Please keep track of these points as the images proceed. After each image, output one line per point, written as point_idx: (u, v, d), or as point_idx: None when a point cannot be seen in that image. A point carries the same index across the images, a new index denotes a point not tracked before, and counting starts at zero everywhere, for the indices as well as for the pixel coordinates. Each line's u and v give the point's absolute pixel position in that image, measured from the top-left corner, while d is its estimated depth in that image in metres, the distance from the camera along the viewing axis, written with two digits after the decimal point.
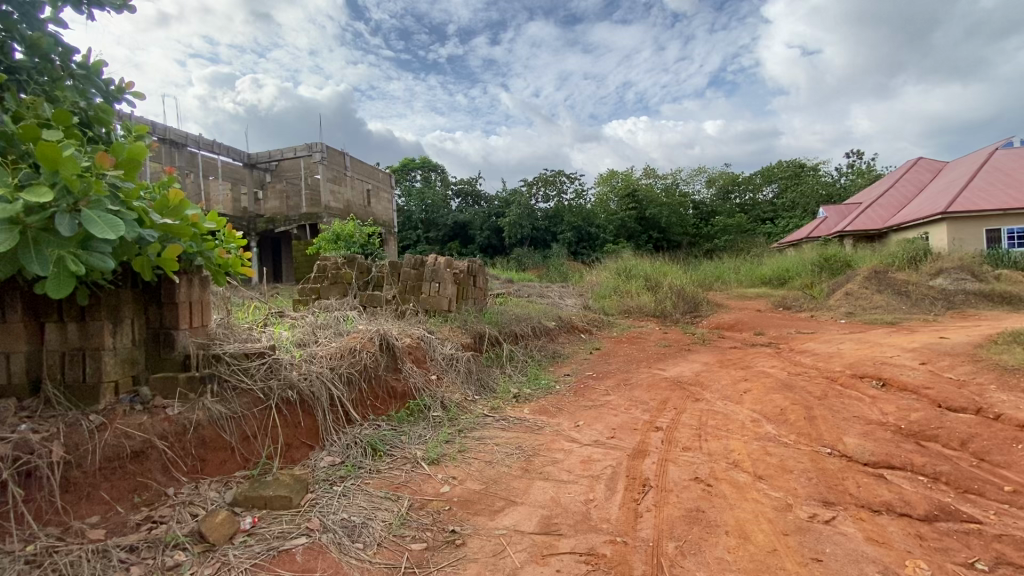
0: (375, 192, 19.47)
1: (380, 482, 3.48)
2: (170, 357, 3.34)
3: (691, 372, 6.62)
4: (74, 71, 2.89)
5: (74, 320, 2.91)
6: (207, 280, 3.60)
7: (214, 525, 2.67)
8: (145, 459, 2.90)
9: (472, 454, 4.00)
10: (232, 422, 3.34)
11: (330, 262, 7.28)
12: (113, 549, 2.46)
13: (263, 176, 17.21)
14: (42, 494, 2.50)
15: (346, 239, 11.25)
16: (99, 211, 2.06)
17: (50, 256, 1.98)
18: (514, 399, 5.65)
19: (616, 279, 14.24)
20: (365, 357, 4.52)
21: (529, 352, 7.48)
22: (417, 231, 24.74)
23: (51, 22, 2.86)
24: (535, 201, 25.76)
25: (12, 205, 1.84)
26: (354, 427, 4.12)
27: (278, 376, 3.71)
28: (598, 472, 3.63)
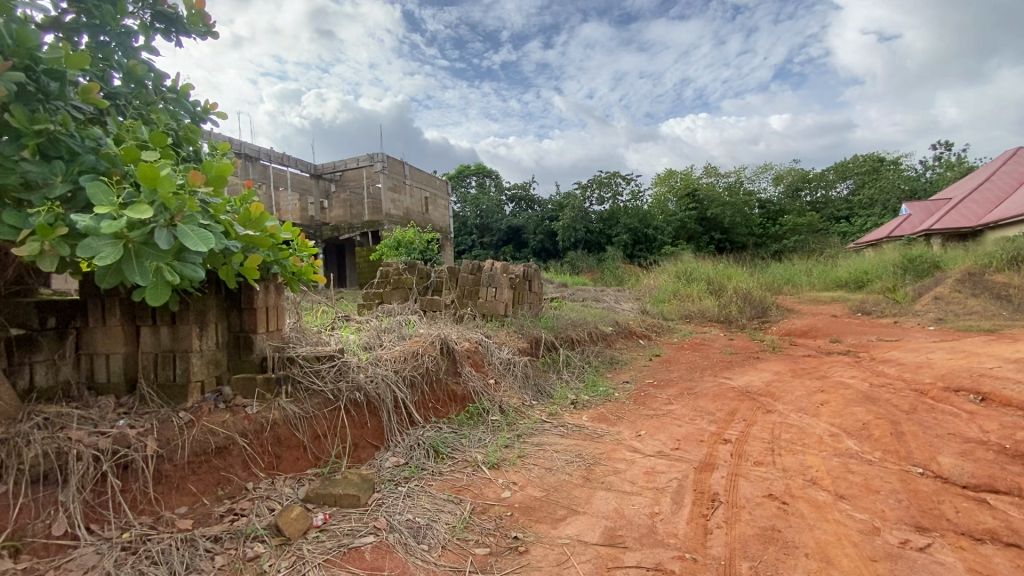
0: (432, 199, 19.97)
1: (442, 485, 3.54)
2: (249, 360, 3.56)
3: (760, 381, 6.29)
4: (166, 95, 3.16)
5: (165, 324, 3.19)
6: (282, 287, 3.81)
7: (289, 520, 2.81)
8: (227, 454, 3.10)
9: (531, 461, 3.99)
10: (305, 422, 3.52)
11: (392, 268, 7.54)
12: (199, 539, 2.65)
13: (328, 186, 18.43)
14: (137, 485, 2.73)
15: (406, 245, 11.62)
16: (191, 225, 2.22)
17: (150, 268, 2.16)
18: (572, 406, 5.59)
19: (676, 283, 13.80)
20: (427, 361, 4.63)
21: (587, 357, 7.38)
22: (473, 236, 25.09)
23: (146, 51, 3.16)
24: (590, 204, 25.48)
25: (118, 222, 2.03)
26: (416, 429, 4.22)
27: (346, 378, 3.88)
28: (664, 484, 3.52)
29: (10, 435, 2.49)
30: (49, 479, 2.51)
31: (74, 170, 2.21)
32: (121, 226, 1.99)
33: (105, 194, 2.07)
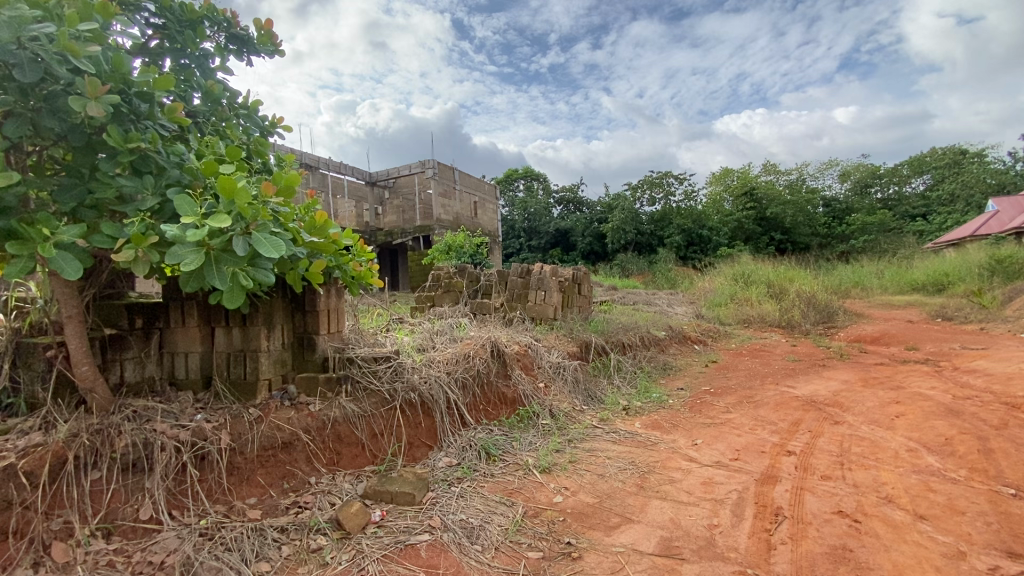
0: (481, 203, 20.24)
1: (494, 487, 3.58)
2: (312, 359, 3.73)
3: (827, 390, 5.94)
4: (239, 111, 3.38)
5: (236, 325, 3.40)
6: (341, 290, 3.97)
7: (349, 515, 2.92)
8: (292, 449, 3.27)
9: (583, 466, 3.95)
10: (363, 420, 3.65)
11: (443, 272, 7.70)
12: (268, 528, 2.81)
13: (382, 194, 19.15)
14: (213, 476, 2.92)
15: (457, 249, 11.82)
16: (264, 233, 2.37)
17: (228, 273, 2.32)
18: (624, 412, 5.49)
19: (732, 286, 13.29)
20: (478, 363, 4.69)
21: (639, 363, 7.24)
22: (520, 240, 25.14)
23: (221, 71, 3.39)
24: (641, 206, 24.99)
25: (201, 230, 2.19)
26: (468, 431, 4.29)
27: (401, 379, 4.00)
28: (722, 496, 3.39)
29: (104, 425, 2.73)
30: (137, 467, 2.74)
31: (162, 183, 2.41)
32: (204, 235, 2.15)
33: (189, 205, 2.24)
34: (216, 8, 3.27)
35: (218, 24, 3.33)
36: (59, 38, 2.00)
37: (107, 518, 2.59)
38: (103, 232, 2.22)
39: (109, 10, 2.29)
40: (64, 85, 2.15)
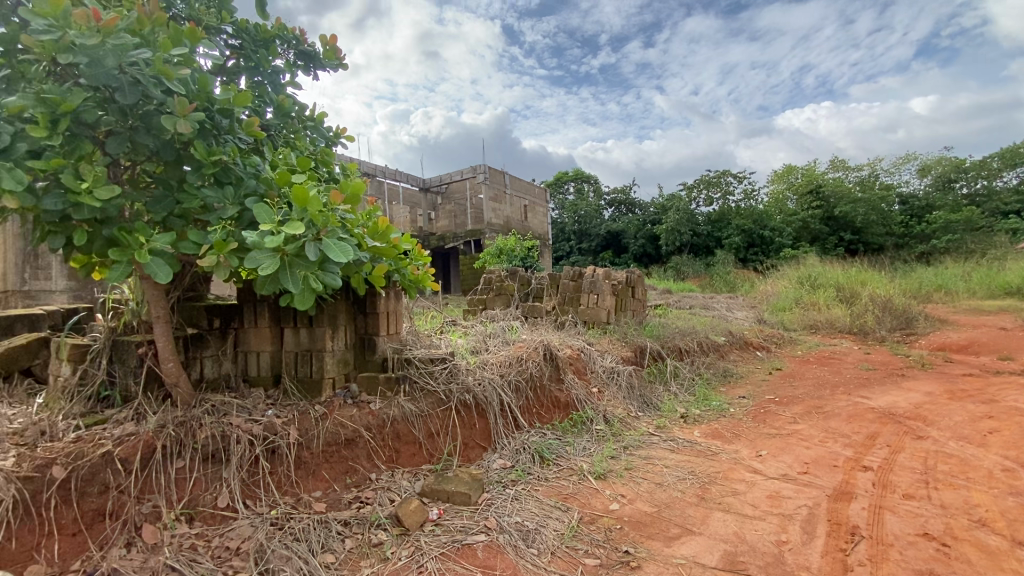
0: (531, 207, 20.29)
1: (549, 491, 3.56)
2: (372, 359, 3.87)
3: (907, 402, 5.50)
4: (307, 123, 3.57)
5: (304, 325, 3.59)
6: (400, 293, 4.10)
7: (408, 512, 3.00)
8: (354, 446, 3.40)
9: (640, 474, 3.87)
10: (421, 420, 3.75)
11: (495, 275, 7.78)
12: (332, 521, 2.93)
13: (436, 199, 19.49)
14: (282, 468, 3.09)
15: (508, 252, 11.91)
16: (333, 238, 2.49)
17: (300, 276, 2.45)
18: (682, 420, 5.33)
19: (797, 290, 12.60)
20: (532, 366, 4.70)
21: (697, 369, 7.00)
22: (571, 243, 24.94)
23: (291, 86, 3.59)
24: (696, 207, 24.21)
25: (277, 237, 2.34)
26: (522, 433, 4.30)
27: (457, 381, 4.07)
28: (791, 511, 3.22)
29: (188, 418, 2.95)
30: (215, 458, 2.94)
31: (241, 193, 2.59)
32: (280, 241, 2.29)
33: (267, 213, 2.39)
34: (286, 27, 3.50)
35: (289, 43, 3.55)
36: (155, 62, 2.20)
37: (189, 504, 2.79)
38: (190, 239, 2.41)
39: (197, 35, 2.49)
40: (157, 105, 2.35)
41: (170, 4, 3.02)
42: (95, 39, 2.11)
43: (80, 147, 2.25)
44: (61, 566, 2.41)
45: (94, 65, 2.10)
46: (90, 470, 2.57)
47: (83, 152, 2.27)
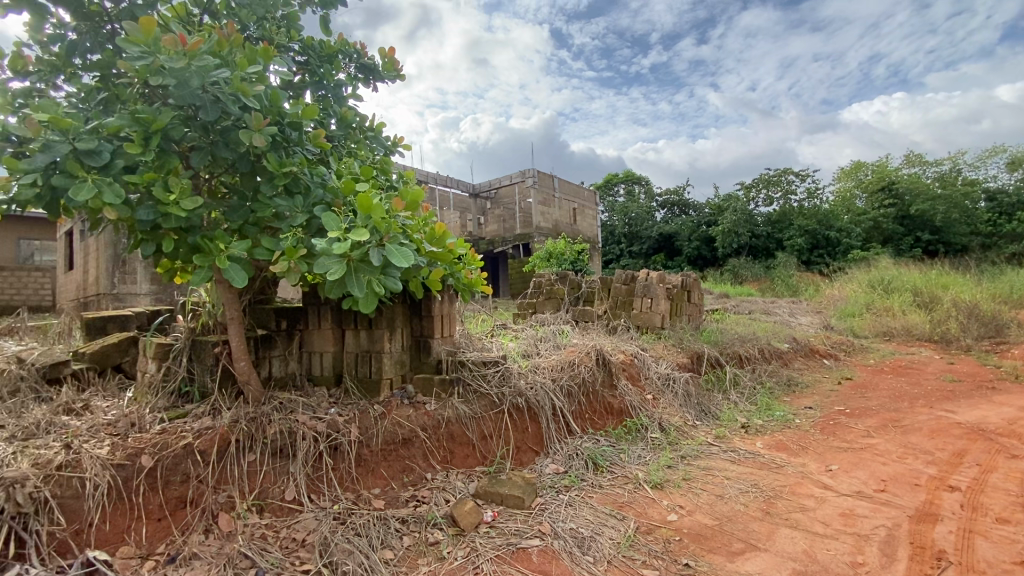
0: (581, 210, 20.15)
1: (604, 498, 3.51)
2: (427, 361, 3.96)
3: (1000, 418, 5.02)
4: (367, 134, 3.71)
5: (363, 327, 3.73)
6: (454, 297, 4.17)
7: (463, 513, 3.04)
8: (411, 445, 3.49)
9: (698, 485, 3.74)
10: (474, 422, 3.80)
11: (545, 279, 7.77)
12: (391, 518, 3.01)
13: (485, 204, 19.94)
14: (344, 465, 3.21)
15: (558, 256, 11.85)
16: (395, 244, 2.59)
17: (364, 280, 2.55)
18: (743, 430, 5.11)
19: (868, 294, 11.79)
20: (584, 371, 4.65)
21: (758, 378, 6.69)
22: (621, 246, 24.47)
23: (352, 98, 3.75)
24: (755, 207, 23.20)
25: (344, 243, 2.45)
26: (575, 439, 4.26)
27: (509, 384, 4.09)
28: (867, 531, 3.01)
29: (258, 414, 3.13)
30: (283, 453, 3.09)
31: (309, 202, 2.73)
32: (346, 247, 2.40)
33: (335, 221, 2.51)
34: (348, 42, 3.67)
35: (351, 57, 3.71)
36: (233, 80, 2.36)
37: (260, 496, 2.95)
38: (263, 245, 2.56)
39: (270, 54, 2.65)
40: (235, 120, 2.52)
41: (246, 26, 3.24)
42: (182, 62, 2.29)
43: (168, 161, 2.44)
44: (148, 548, 2.59)
45: (181, 86, 2.28)
46: (173, 460, 2.77)
47: (171, 166, 2.47)
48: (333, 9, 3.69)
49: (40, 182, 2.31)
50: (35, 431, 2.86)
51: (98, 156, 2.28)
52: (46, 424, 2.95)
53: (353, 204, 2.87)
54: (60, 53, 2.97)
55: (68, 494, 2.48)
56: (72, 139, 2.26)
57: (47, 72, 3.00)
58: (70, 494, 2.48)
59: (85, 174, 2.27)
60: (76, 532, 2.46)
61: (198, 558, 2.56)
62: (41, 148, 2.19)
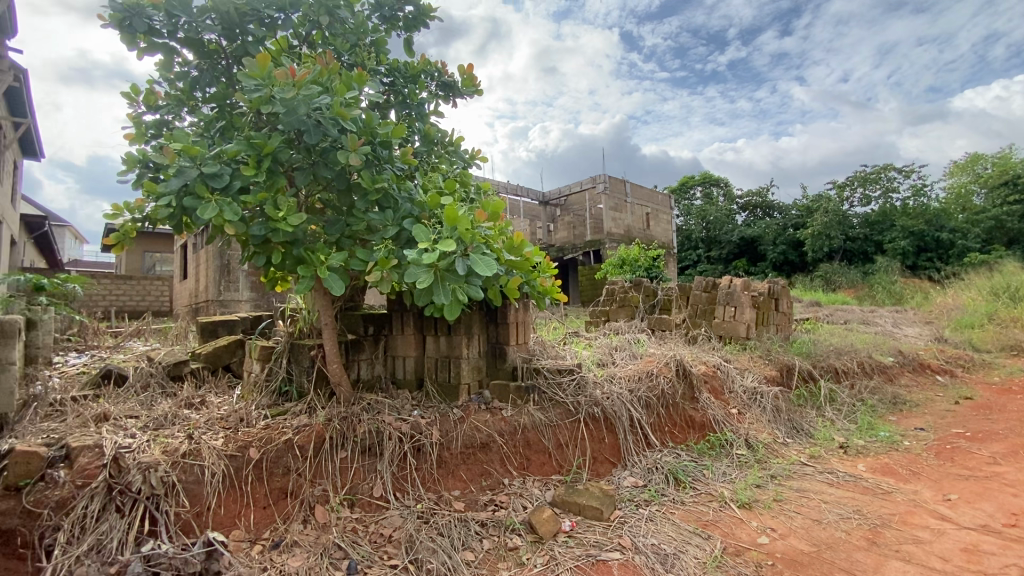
0: (655, 215, 19.59)
1: (687, 515, 3.38)
2: (503, 368, 4.02)
3: None
4: (448, 149, 3.86)
5: (443, 333, 3.86)
6: (529, 304, 4.22)
7: (542, 520, 3.06)
8: (488, 450, 3.56)
9: (792, 507, 3.50)
10: (550, 430, 3.80)
11: (619, 286, 7.64)
12: (471, 521, 3.09)
13: (554, 211, 19.96)
14: (426, 466, 3.34)
15: (632, 263, 11.59)
16: (478, 254, 2.69)
17: (449, 289, 2.67)
18: (841, 451, 4.71)
19: (990, 303, 10.46)
20: (663, 382, 4.51)
21: (857, 394, 6.15)
22: (698, 251, 23.38)
23: (434, 115, 3.92)
24: (850, 207, 21.39)
25: (432, 253, 2.59)
26: (654, 452, 4.14)
27: (585, 393, 4.06)
28: (997, 572, 2.67)
29: (349, 414, 3.35)
30: (371, 451, 3.28)
31: (398, 215, 2.91)
32: (434, 257, 2.53)
33: (424, 233, 2.66)
34: (430, 62, 3.86)
35: (433, 75, 3.89)
36: (333, 105, 2.58)
37: (351, 491, 3.13)
38: (358, 257, 2.76)
39: (363, 78, 2.86)
40: (333, 142, 2.74)
41: (341, 54, 3.50)
42: (291, 92, 2.53)
43: (276, 181, 2.70)
44: (255, 533, 2.82)
45: (289, 113, 2.51)
46: (276, 453, 3.03)
47: (278, 186, 2.73)
48: (416, 32, 3.90)
49: (173, 204, 2.63)
50: (163, 422, 3.24)
51: (220, 179, 2.57)
52: (172, 416, 3.33)
53: (438, 216, 3.02)
54: (185, 88, 3.37)
55: (191, 479, 2.77)
56: (199, 165, 2.57)
57: (174, 105, 3.38)
58: (192, 479, 2.78)
59: (209, 195, 2.56)
60: (197, 514, 2.73)
61: (298, 546, 2.76)
62: (175, 173, 2.51)
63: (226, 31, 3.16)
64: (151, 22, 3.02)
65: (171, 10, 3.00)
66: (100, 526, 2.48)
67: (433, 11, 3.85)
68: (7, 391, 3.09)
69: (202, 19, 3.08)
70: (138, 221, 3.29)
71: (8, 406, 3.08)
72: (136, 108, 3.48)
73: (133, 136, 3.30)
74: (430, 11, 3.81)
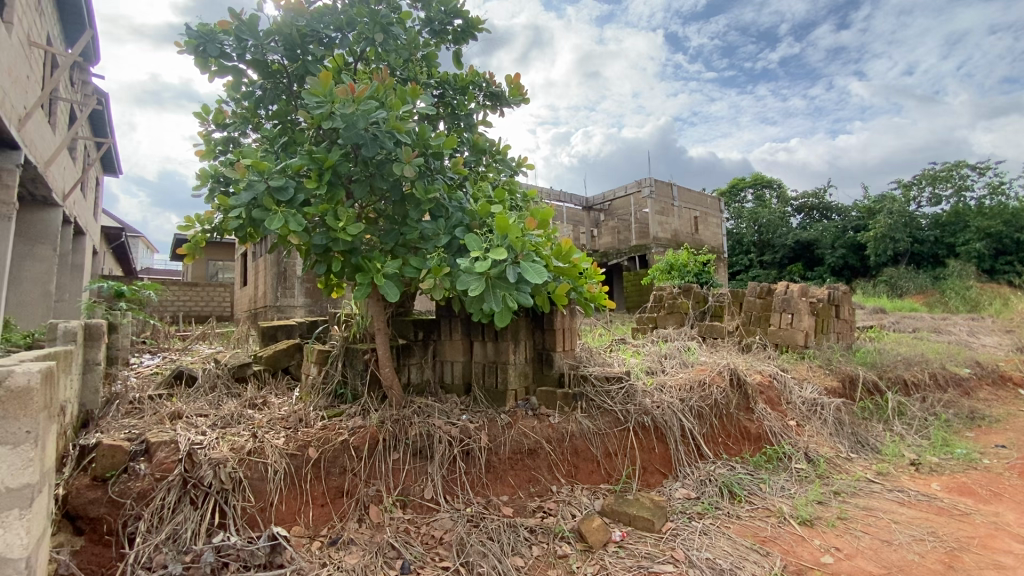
0: (703, 218, 19.06)
1: (743, 530, 3.26)
2: (550, 374, 4.02)
3: None
4: (496, 158, 3.93)
5: (491, 339, 3.89)
6: (575, 311, 4.20)
7: (591, 529, 3.03)
8: (536, 456, 3.56)
9: (858, 526, 3.31)
10: (598, 438, 3.76)
11: (667, 292, 7.50)
12: (520, 527, 3.10)
13: (598, 216, 19.77)
14: (475, 470, 3.38)
15: (680, 268, 11.32)
16: (528, 262, 2.73)
17: (499, 296, 2.72)
18: (912, 468, 4.41)
19: None
20: (716, 392, 4.37)
21: (930, 408, 5.75)
22: (750, 255, 22.42)
23: (482, 125, 4.00)
24: (917, 208, 20.07)
25: (484, 262, 2.65)
26: (706, 464, 4.02)
27: (634, 402, 3.99)
28: None
29: (401, 416, 3.44)
30: (422, 453, 3.35)
31: (449, 224, 2.99)
32: (486, 265, 2.59)
33: (476, 241, 2.74)
34: (479, 73, 3.94)
35: (481, 86, 3.97)
36: (390, 120, 2.70)
37: (403, 492, 3.21)
38: (412, 264, 2.86)
39: (417, 92, 2.96)
40: (388, 154, 2.85)
41: (395, 69, 3.61)
42: (351, 107, 2.66)
43: (336, 193, 2.84)
44: (314, 529, 2.94)
45: (349, 128, 2.65)
46: (333, 453, 3.15)
47: (338, 198, 2.87)
48: (465, 44, 3.99)
49: (243, 216, 2.81)
50: (229, 420, 3.44)
51: (285, 192, 2.72)
52: (237, 415, 3.52)
53: (488, 224, 3.09)
54: (250, 106, 3.58)
55: (256, 476, 2.92)
56: (267, 179, 2.73)
57: (239, 122, 3.61)
58: (257, 476, 2.92)
59: (276, 207, 2.72)
60: (261, 509, 2.87)
61: (354, 544, 2.86)
62: (246, 188, 2.69)
63: (289, 52, 3.35)
64: (222, 47, 3.25)
65: (240, 35, 3.21)
66: (176, 517, 2.66)
67: (481, 23, 3.93)
68: (92, 389, 3.42)
69: (267, 42, 3.28)
70: (209, 232, 3.53)
71: (94, 402, 3.41)
72: (206, 126, 3.74)
73: (203, 152, 3.55)
74: (478, 24, 3.90)
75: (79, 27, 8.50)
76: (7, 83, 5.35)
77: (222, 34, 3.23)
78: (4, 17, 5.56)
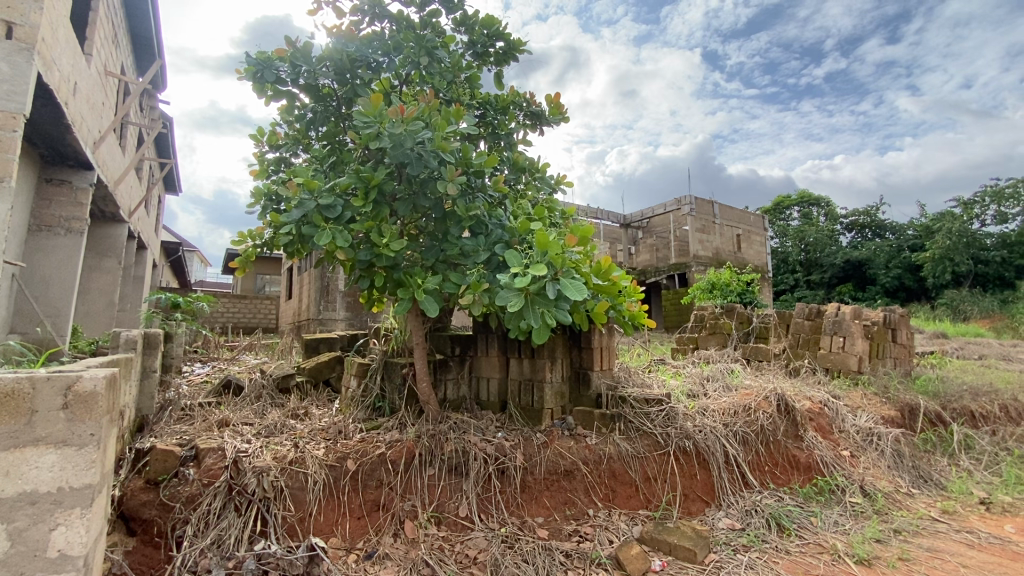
0: (746, 236, 18.53)
1: (793, 566, 3.09)
2: (587, 395, 3.96)
3: None
4: (536, 175, 3.97)
5: (527, 356, 3.85)
6: (612, 330, 4.15)
7: (630, 557, 2.96)
8: (573, 478, 3.47)
9: (921, 568, 3.09)
10: (637, 461, 3.63)
11: (708, 313, 7.44)
12: (555, 550, 3.03)
13: (636, 233, 19.51)
14: (510, 489, 3.33)
15: (721, 288, 10.99)
16: (569, 279, 2.77)
17: (539, 312, 2.75)
18: (982, 507, 4.10)
19: None
20: (762, 418, 4.18)
21: (1001, 442, 5.33)
22: (796, 274, 21.55)
23: (522, 143, 4.06)
24: (982, 227, 18.90)
25: (525, 279, 2.68)
26: (752, 493, 3.84)
27: (675, 426, 3.84)
28: None
29: (437, 432, 3.43)
30: (458, 470, 3.33)
31: (490, 241, 3.06)
32: (526, 281, 2.63)
33: (516, 257, 2.79)
34: (520, 93, 4.01)
35: (522, 106, 4.03)
36: (435, 140, 2.81)
37: (437, 509, 3.19)
38: (451, 280, 2.93)
39: (461, 113, 3.05)
40: (432, 174, 2.95)
41: (438, 91, 3.69)
42: (399, 128, 2.79)
43: (381, 211, 2.96)
44: (350, 542, 2.95)
45: (397, 148, 2.77)
46: (370, 466, 3.17)
47: (382, 215, 2.98)
48: (506, 66, 4.08)
49: (293, 232, 2.93)
50: (273, 429, 3.53)
51: (334, 209, 2.82)
52: (280, 425, 3.62)
53: (528, 241, 3.13)
54: (301, 128, 3.72)
55: (296, 486, 2.97)
56: (317, 198, 2.84)
57: (290, 143, 3.76)
58: (297, 485, 2.97)
59: (324, 224, 2.83)
60: (301, 519, 2.91)
61: (390, 559, 2.86)
62: (297, 206, 2.80)
63: (339, 77, 3.51)
64: (278, 73, 3.43)
65: (295, 61, 3.40)
66: (221, 523, 2.75)
67: (523, 45, 4.01)
68: (149, 395, 3.61)
69: (319, 67, 3.45)
70: (259, 247, 3.68)
71: (149, 408, 3.59)
72: (260, 147, 3.94)
73: (257, 171, 3.73)
74: (520, 45, 3.98)
75: (149, 57, 9.19)
76: (85, 109, 5.81)
77: (278, 61, 3.43)
78: (85, 49, 6.04)
